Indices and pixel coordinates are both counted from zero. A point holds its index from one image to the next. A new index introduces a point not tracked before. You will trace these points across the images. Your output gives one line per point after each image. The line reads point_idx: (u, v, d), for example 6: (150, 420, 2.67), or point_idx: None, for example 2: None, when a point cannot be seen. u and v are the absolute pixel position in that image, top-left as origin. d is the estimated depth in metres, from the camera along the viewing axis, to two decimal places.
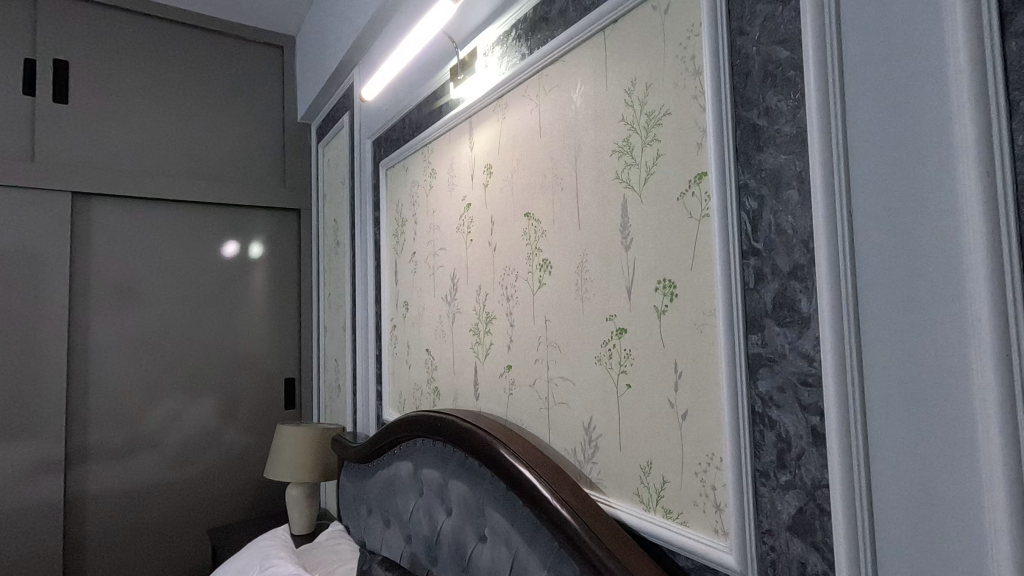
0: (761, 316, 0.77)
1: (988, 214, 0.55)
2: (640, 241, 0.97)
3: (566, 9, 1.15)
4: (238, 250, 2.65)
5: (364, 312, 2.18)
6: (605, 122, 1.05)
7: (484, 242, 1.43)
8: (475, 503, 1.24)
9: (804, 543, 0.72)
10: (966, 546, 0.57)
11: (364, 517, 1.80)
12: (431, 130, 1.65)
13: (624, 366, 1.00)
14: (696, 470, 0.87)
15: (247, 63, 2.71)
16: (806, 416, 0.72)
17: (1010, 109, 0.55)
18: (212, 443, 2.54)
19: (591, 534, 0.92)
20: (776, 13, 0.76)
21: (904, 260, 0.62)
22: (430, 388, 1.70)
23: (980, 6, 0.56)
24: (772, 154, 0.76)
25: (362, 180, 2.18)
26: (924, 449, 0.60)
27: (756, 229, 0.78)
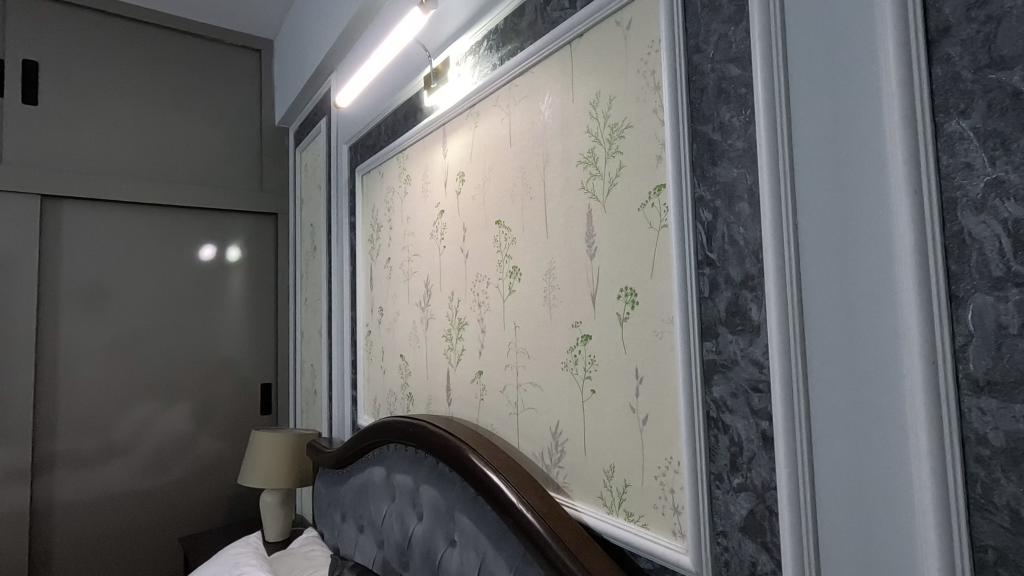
0: (715, 324, 0.80)
1: (916, 229, 0.58)
2: (604, 249, 0.99)
3: (535, 21, 1.17)
4: (215, 254, 2.63)
5: (340, 317, 2.18)
6: (571, 133, 1.07)
7: (457, 248, 1.44)
8: (445, 508, 1.25)
9: (755, 544, 0.75)
10: (899, 546, 0.60)
11: (338, 523, 1.80)
12: (406, 137, 1.66)
13: (589, 372, 1.02)
14: (655, 474, 0.89)
15: (224, 66, 2.70)
16: (756, 420, 0.74)
17: (936, 130, 0.58)
18: (186, 450, 2.51)
19: (554, 537, 0.94)
20: (729, 32, 0.79)
21: (843, 271, 0.65)
22: (404, 393, 1.71)
23: (909, 33, 0.59)
24: (725, 167, 0.79)
25: (339, 185, 2.18)
26: (862, 452, 0.63)
27: (711, 239, 0.80)
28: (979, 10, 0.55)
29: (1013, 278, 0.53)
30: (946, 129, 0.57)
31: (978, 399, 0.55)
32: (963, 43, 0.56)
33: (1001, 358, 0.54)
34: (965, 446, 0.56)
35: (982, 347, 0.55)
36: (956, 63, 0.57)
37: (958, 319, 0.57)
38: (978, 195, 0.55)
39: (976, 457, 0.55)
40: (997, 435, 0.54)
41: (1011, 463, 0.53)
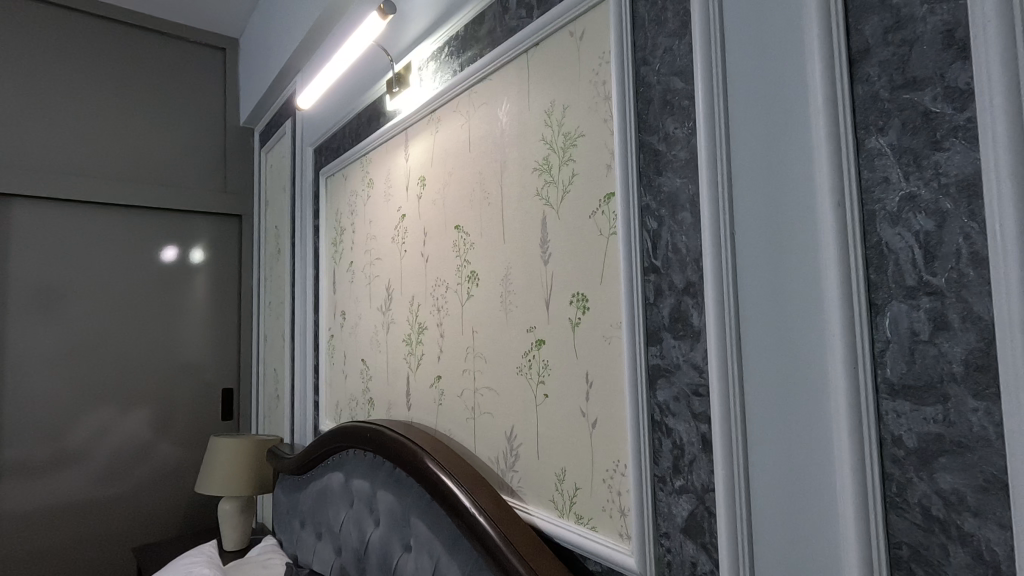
0: (659, 330, 0.82)
1: (839, 240, 0.61)
2: (558, 255, 1.00)
3: (493, 29, 1.18)
4: (178, 255, 2.57)
5: (302, 322, 2.15)
6: (527, 141, 1.09)
7: (417, 254, 1.44)
8: (401, 512, 1.24)
9: (695, 545, 0.76)
10: (825, 545, 0.62)
11: (297, 531, 1.77)
12: (369, 140, 1.65)
13: (542, 377, 1.03)
14: (604, 477, 0.91)
15: (188, 64, 2.64)
16: (697, 423, 0.76)
17: (857, 146, 0.61)
18: (144, 456, 2.44)
19: (504, 541, 0.95)
20: (674, 46, 0.81)
21: (775, 280, 0.68)
22: (365, 398, 1.69)
23: (833, 54, 0.62)
24: (669, 177, 0.81)
25: (303, 187, 2.16)
26: (793, 454, 0.65)
27: (656, 247, 0.82)
28: (895, 33, 0.58)
29: (924, 287, 0.56)
30: (867, 144, 0.60)
31: (894, 402, 0.58)
32: (881, 64, 0.59)
33: (913, 363, 0.56)
34: (882, 447, 0.59)
35: (898, 352, 0.58)
36: (875, 83, 0.60)
37: (877, 326, 0.59)
38: (894, 208, 0.58)
39: (893, 458, 0.58)
40: (911, 436, 0.56)
41: (922, 462, 0.56)
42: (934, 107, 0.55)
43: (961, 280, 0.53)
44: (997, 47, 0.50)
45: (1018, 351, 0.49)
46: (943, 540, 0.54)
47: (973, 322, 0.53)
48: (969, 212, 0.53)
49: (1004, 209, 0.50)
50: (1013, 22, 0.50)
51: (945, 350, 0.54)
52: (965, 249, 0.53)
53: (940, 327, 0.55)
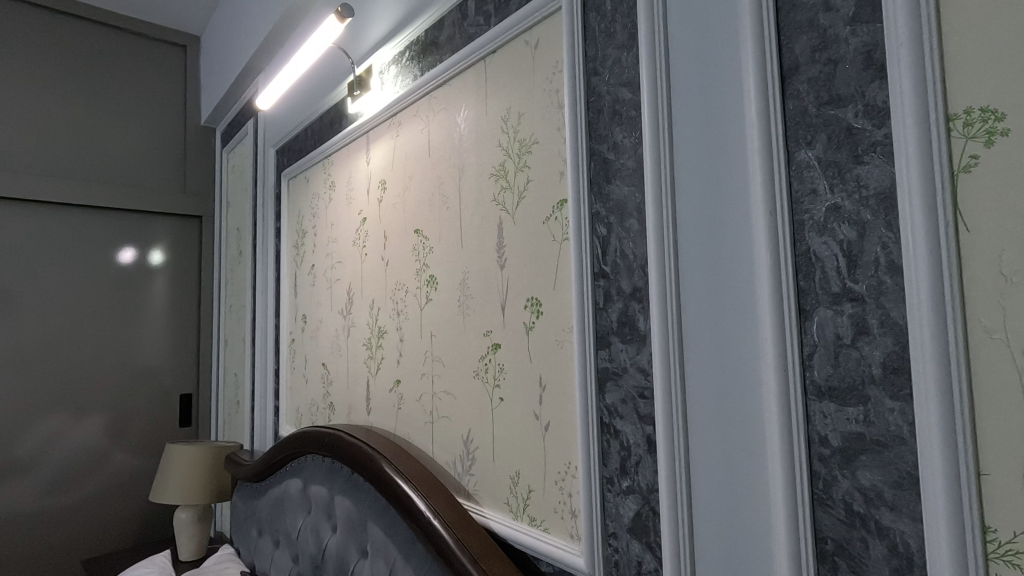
0: (608, 334, 0.83)
1: (772, 249, 0.63)
2: (513, 260, 1.02)
3: (453, 35, 1.19)
4: (136, 257, 2.49)
5: (263, 326, 2.11)
6: (484, 147, 1.10)
7: (378, 257, 1.44)
8: (358, 518, 1.23)
9: (641, 544, 0.78)
10: (758, 542, 0.65)
11: (255, 539, 1.74)
12: (331, 142, 1.64)
13: (498, 380, 1.04)
14: (556, 479, 0.92)
15: (147, 61, 2.57)
16: (642, 425, 0.78)
17: (788, 159, 0.64)
18: (98, 465, 2.35)
19: (458, 543, 0.95)
20: (622, 57, 0.83)
21: (713, 285, 0.70)
22: (325, 403, 1.67)
23: (766, 71, 0.65)
24: (618, 185, 0.83)
25: (265, 188, 2.12)
26: (730, 454, 0.68)
27: (606, 253, 0.84)
28: (821, 52, 0.61)
29: (848, 294, 0.59)
30: (797, 157, 0.63)
31: (821, 403, 0.60)
32: (809, 81, 0.62)
33: (838, 365, 0.59)
34: (810, 446, 0.61)
35: (824, 356, 0.60)
36: (804, 99, 0.63)
37: (806, 331, 0.62)
38: (821, 218, 0.61)
39: (819, 456, 0.61)
40: (836, 435, 0.59)
41: (846, 460, 0.58)
42: (855, 123, 0.58)
43: (879, 287, 0.56)
44: (909, 69, 0.53)
45: (928, 354, 0.52)
46: (863, 534, 0.57)
47: (890, 327, 0.56)
48: (887, 223, 0.56)
49: (916, 221, 0.53)
50: (923, 46, 0.53)
51: (865, 354, 0.57)
52: (883, 258, 0.56)
53: (861, 331, 0.58)
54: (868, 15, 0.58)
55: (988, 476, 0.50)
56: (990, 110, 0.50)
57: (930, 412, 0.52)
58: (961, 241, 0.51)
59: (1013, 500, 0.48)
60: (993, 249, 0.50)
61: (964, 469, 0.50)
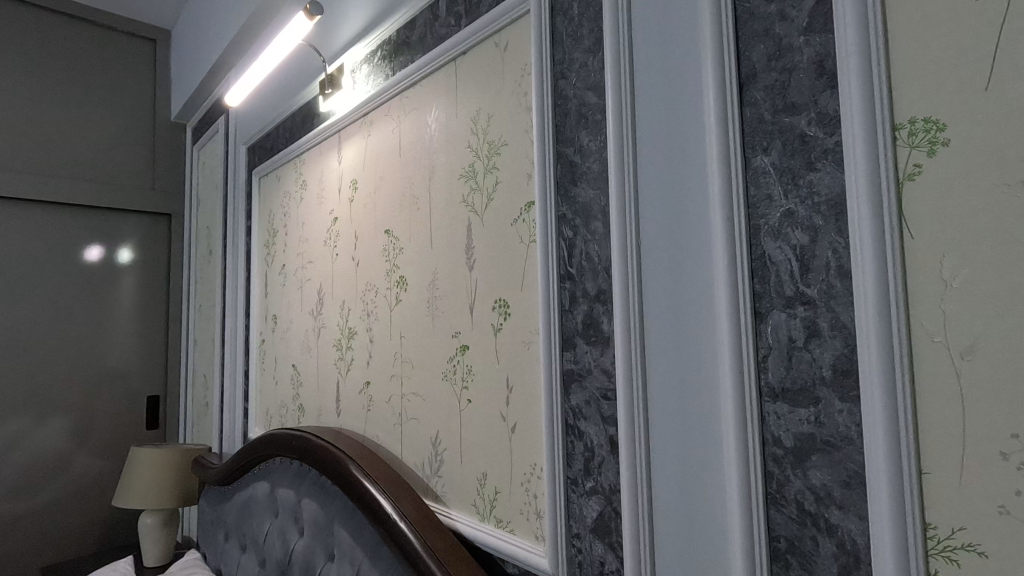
0: (573, 335, 0.84)
1: (729, 253, 0.64)
2: (482, 261, 1.01)
3: (424, 35, 1.19)
4: (103, 255, 2.42)
5: (233, 327, 2.07)
6: (454, 147, 1.09)
7: (349, 257, 1.42)
8: (325, 521, 1.22)
9: (603, 544, 0.79)
10: (715, 541, 0.66)
11: (221, 543, 1.70)
12: (302, 140, 1.62)
13: (466, 381, 1.04)
14: (522, 480, 0.92)
15: (115, 54, 2.50)
16: (606, 426, 0.79)
17: (745, 165, 0.65)
18: (60, 469, 2.28)
19: (424, 545, 0.95)
20: (588, 62, 0.84)
21: (673, 288, 0.71)
22: (295, 405, 1.65)
23: (724, 77, 0.66)
24: (584, 188, 0.83)
25: (236, 187, 2.09)
26: (689, 455, 0.69)
27: (572, 255, 0.84)
28: (776, 61, 0.63)
29: (801, 298, 0.60)
30: (754, 163, 0.64)
31: (775, 404, 0.62)
32: (765, 88, 0.64)
33: (791, 367, 0.60)
34: (764, 447, 0.63)
35: (778, 357, 0.62)
36: (760, 105, 0.64)
37: (761, 333, 0.63)
38: (776, 223, 0.62)
39: (773, 456, 0.62)
40: (789, 436, 0.61)
41: (797, 460, 0.60)
42: (808, 131, 0.60)
43: (830, 290, 0.58)
44: (857, 79, 0.55)
45: (873, 356, 0.53)
46: (814, 532, 0.58)
47: (840, 329, 0.57)
48: (837, 228, 0.57)
49: (863, 227, 0.54)
50: (870, 57, 0.55)
51: (816, 356, 0.59)
52: (833, 262, 0.57)
53: (813, 334, 0.59)
54: (821, 26, 0.59)
55: (929, 475, 0.51)
56: (932, 120, 0.52)
57: (875, 413, 0.53)
58: (905, 247, 0.53)
59: (951, 498, 0.50)
60: (934, 254, 0.51)
61: (906, 468, 0.52)
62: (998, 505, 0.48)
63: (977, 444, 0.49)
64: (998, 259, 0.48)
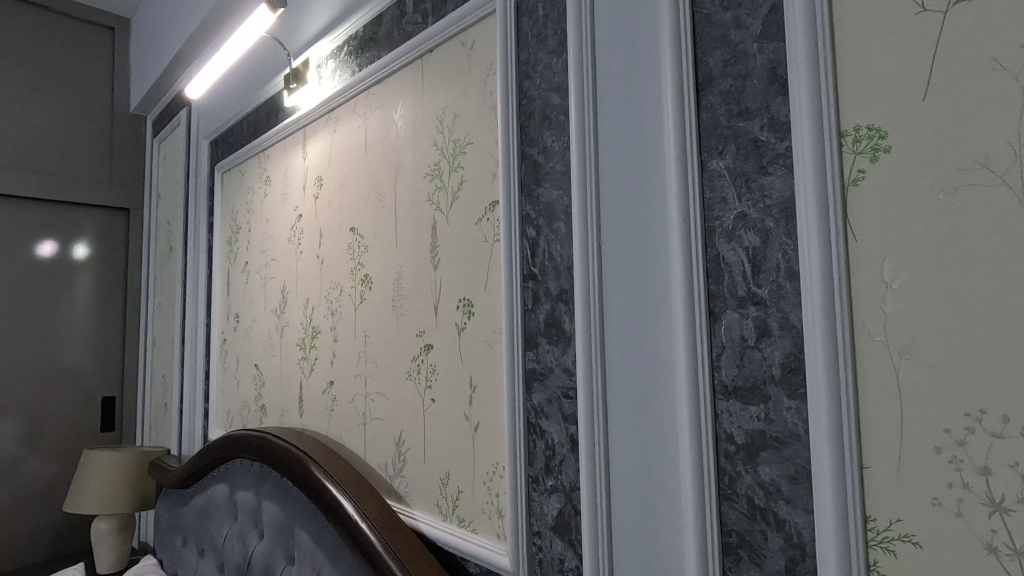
0: (535, 334, 0.84)
1: (685, 254, 0.66)
2: (447, 261, 1.01)
3: (391, 32, 1.17)
4: (57, 250, 2.32)
5: (193, 326, 2.01)
6: (421, 145, 1.09)
7: (313, 255, 1.40)
8: (285, 523, 1.20)
9: (563, 542, 0.79)
10: (670, 536, 0.67)
11: (179, 548, 1.66)
12: (267, 136, 1.59)
13: (430, 381, 1.04)
14: (484, 479, 0.92)
15: (71, 42, 2.40)
16: (567, 424, 0.80)
17: (702, 167, 0.66)
18: (8, 473, 2.17)
19: (385, 546, 0.94)
20: (552, 63, 0.84)
21: (632, 287, 0.72)
22: (257, 405, 1.62)
23: (682, 82, 0.68)
24: (547, 189, 0.84)
25: (198, 182, 2.03)
26: (646, 452, 0.70)
27: (535, 255, 0.85)
28: (732, 67, 0.64)
29: (752, 298, 0.61)
30: (710, 166, 0.66)
31: (728, 402, 0.63)
32: (721, 93, 0.65)
33: (743, 366, 0.62)
34: (717, 444, 0.64)
35: (731, 356, 0.63)
36: (716, 110, 0.65)
37: (715, 333, 0.65)
38: (730, 226, 0.64)
39: (726, 453, 0.63)
40: (740, 432, 0.62)
41: (748, 457, 0.61)
42: (761, 136, 0.61)
43: (780, 291, 0.59)
44: (806, 86, 0.57)
45: (819, 355, 0.55)
46: (763, 527, 0.60)
47: (789, 329, 0.59)
48: (786, 231, 0.59)
49: (810, 230, 0.56)
50: (818, 66, 0.57)
51: (766, 355, 0.60)
52: (783, 264, 0.59)
53: (763, 334, 0.61)
54: (774, 34, 0.61)
55: (869, 469, 0.53)
56: (875, 128, 0.54)
57: (820, 410, 0.55)
58: (850, 250, 0.55)
59: (890, 491, 0.52)
60: (876, 257, 0.53)
61: (848, 463, 0.54)
62: (932, 496, 0.50)
63: (913, 439, 0.51)
64: (934, 262, 0.50)
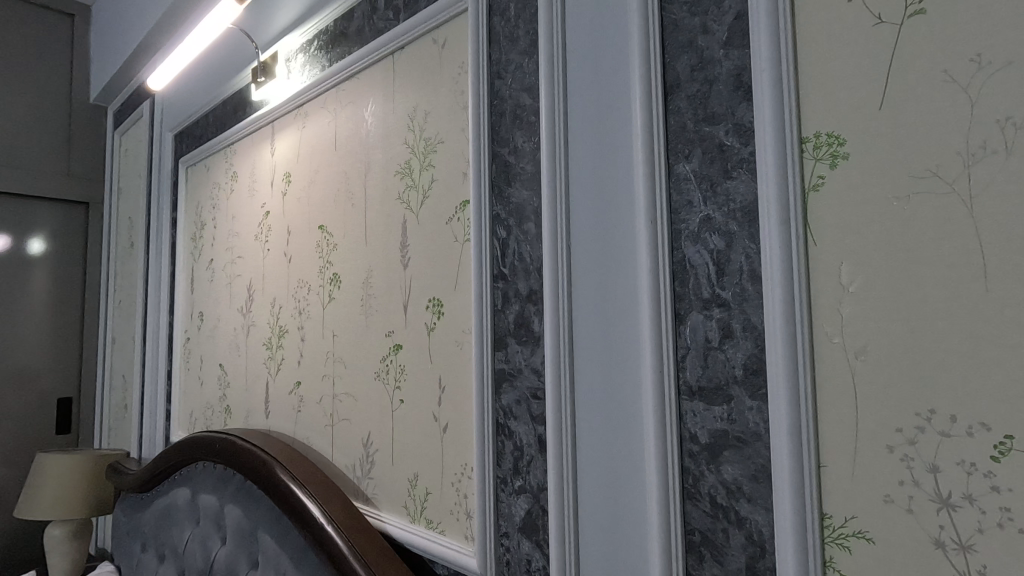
0: (505, 335, 0.84)
1: (652, 256, 0.66)
2: (417, 260, 1.00)
3: (362, 27, 1.16)
4: (10, 244, 2.21)
5: (155, 324, 1.95)
6: (391, 143, 1.07)
7: (280, 252, 1.37)
8: (249, 527, 1.17)
9: (531, 542, 0.79)
10: (635, 535, 0.68)
11: (138, 554, 1.60)
12: (234, 130, 1.55)
13: (399, 381, 1.03)
14: (452, 480, 0.91)
15: (26, 27, 2.30)
16: (535, 425, 0.80)
17: (669, 171, 0.67)
18: None
19: (351, 549, 0.93)
20: (524, 63, 0.84)
21: (600, 288, 0.73)
22: (221, 406, 1.58)
23: (651, 86, 0.68)
24: (517, 189, 0.84)
25: (161, 176, 1.97)
26: (613, 452, 0.70)
27: (505, 255, 0.85)
28: (699, 72, 0.65)
29: (716, 300, 0.62)
30: (677, 170, 0.67)
31: (692, 402, 0.64)
32: (688, 98, 0.66)
33: (707, 367, 0.63)
34: (682, 444, 0.65)
35: (696, 357, 0.64)
36: (683, 114, 0.66)
37: (680, 334, 0.65)
38: (695, 228, 0.64)
39: (690, 453, 0.64)
40: (704, 432, 0.63)
41: (711, 456, 0.62)
42: (726, 141, 0.62)
43: (743, 294, 0.61)
44: (770, 93, 0.58)
45: (780, 356, 0.56)
46: (725, 525, 0.61)
47: (751, 331, 0.60)
48: (750, 235, 0.60)
49: (771, 234, 0.57)
50: (781, 73, 0.58)
51: (729, 356, 0.61)
52: (746, 267, 0.60)
53: (727, 335, 0.62)
54: (739, 40, 0.62)
55: (826, 468, 0.55)
56: (834, 135, 0.55)
57: (780, 410, 0.56)
58: (809, 253, 0.56)
59: (845, 489, 0.53)
60: (834, 261, 0.55)
61: (807, 462, 0.55)
62: (884, 494, 0.51)
63: (867, 438, 0.52)
64: (888, 266, 0.52)
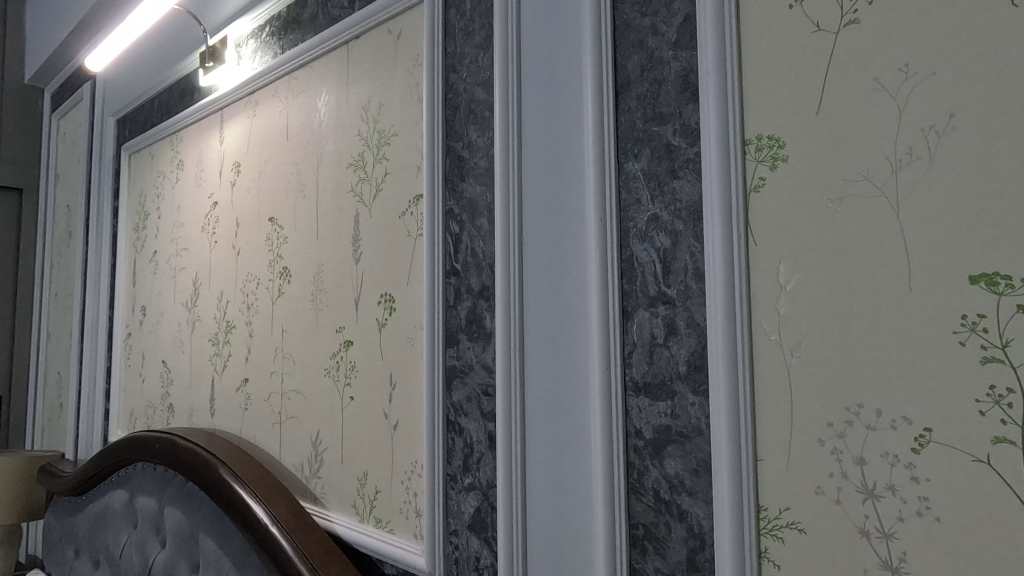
0: (457, 332, 0.83)
1: (601, 253, 0.67)
2: (369, 256, 0.98)
3: (316, 15, 1.12)
4: None
5: (94, 319, 1.85)
6: (344, 135, 1.05)
7: (228, 244, 1.32)
8: (189, 530, 1.12)
9: (479, 539, 0.79)
10: (581, 531, 0.68)
11: (71, 561, 1.52)
12: (180, 116, 1.48)
13: (349, 378, 1.00)
14: (403, 479, 0.90)
15: None
16: (485, 421, 0.79)
17: (619, 169, 0.68)
18: None
19: (298, 553, 0.90)
20: (479, 57, 0.84)
21: (550, 285, 0.73)
22: (164, 405, 1.51)
23: (602, 84, 0.69)
24: (471, 184, 0.83)
25: (102, 162, 1.87)
26: (562, 448, 0.71)
27: (457, 250, 0.84)
28: (648, 72, 0.66)
29: (662, 298, 0.63)
30: (626, 168, 0.67)
31: (637, 398, 0.65)
32: (638, 98, 0.67)
33: (652, 363, 0.64)
34: (627, 439, 0.66)
35: (642, 354, 0.65)
36: (633, 113, 0.67)
37: (627, 330, 0.66)
38: (643, 226, 0.65)
39: (634, 448, 0.65)
40: (649, 427, 0.64)
41: (655, 451, 0.63)
42: (673, 141, 0.63)
43: (688, 291, 0.62)
44: (714, 94, 0.59)
45: (720, 352, 0.58)
46: (668, 518, 0.62)
47: (695, 328, 0.61)
48: (694, 233, 0.61)
49: (714, 233, 0.59)
50: (726, 76, 0.59)
51: (674, 353, 0.62)
52: (691, 265, 0.61)
53: (671, 332, 0.63)
54: (687, 42, 0.63)
55: (763, 462, 0.56)
56: (775, 138, 0.57)
57: (720, 405, 0.58)
58: (750, 252, 0.58)
59: (780, 481, 0.55)
60: (773, 260, 0.56)
61: (744, 455, 0.56)
62: (815, 485, 0.53)
63: (801, 433, 0.54)
64: (822, 267, 0.54)
